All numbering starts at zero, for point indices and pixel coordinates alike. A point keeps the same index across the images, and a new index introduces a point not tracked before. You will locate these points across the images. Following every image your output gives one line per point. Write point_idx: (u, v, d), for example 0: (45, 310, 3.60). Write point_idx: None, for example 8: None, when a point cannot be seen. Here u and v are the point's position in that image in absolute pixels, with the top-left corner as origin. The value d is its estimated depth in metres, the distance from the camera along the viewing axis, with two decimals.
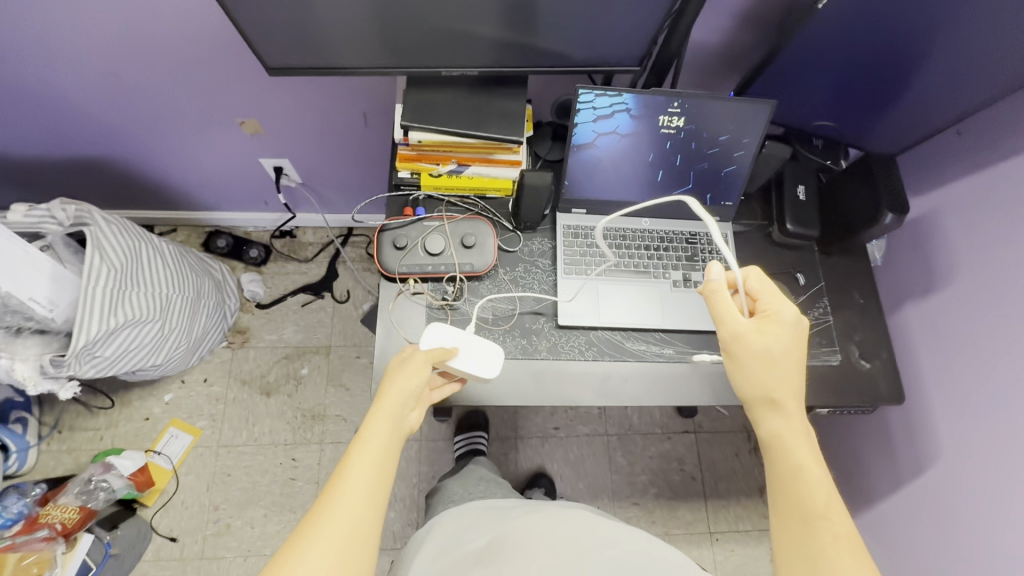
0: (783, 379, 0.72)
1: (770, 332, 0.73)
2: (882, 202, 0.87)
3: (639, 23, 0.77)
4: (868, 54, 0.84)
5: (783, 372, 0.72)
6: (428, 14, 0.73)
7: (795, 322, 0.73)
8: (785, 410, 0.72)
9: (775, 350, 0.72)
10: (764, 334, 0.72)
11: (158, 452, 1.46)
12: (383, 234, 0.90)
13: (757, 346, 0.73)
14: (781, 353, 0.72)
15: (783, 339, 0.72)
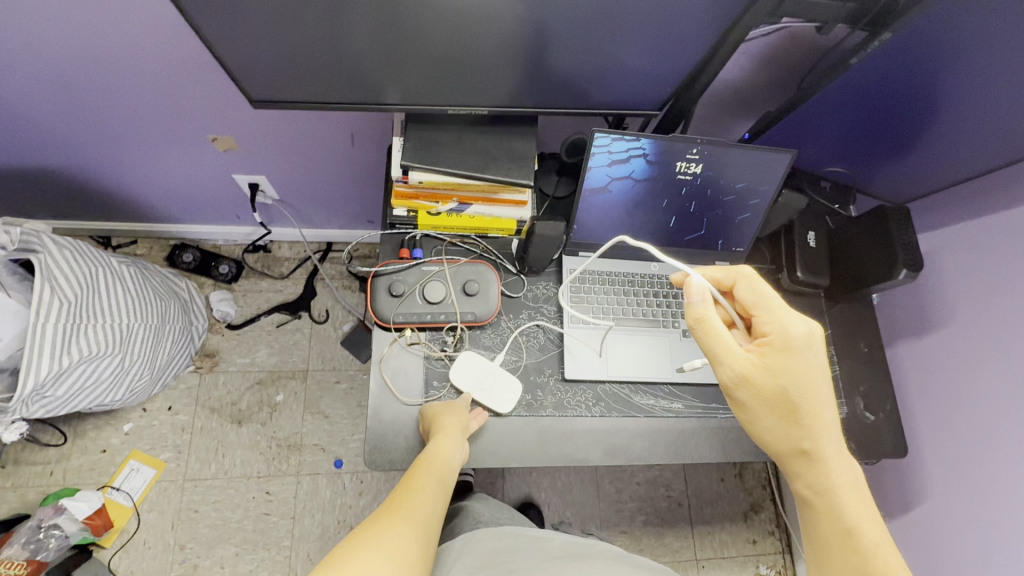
0: (807, 420, 0.64)
1: (775, 365, 0.64)
2: (896, 256, 0.86)
3: (662, 68, 0.72)
4: (884, 116, 0.82)
5: (803, 409, 0.64)
6: (434, 52, 0.67)
7: (802, 342, 0.64)
8: (817, 456, 0.64)
9: (789, 388, 0.63)
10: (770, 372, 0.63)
11: (117, 487, 1.35)
12: (378, 278, 0.83)
13: (773, 389, 0.64)
14: (801, 386, 0.64)
15: (794, 373, 0.63)
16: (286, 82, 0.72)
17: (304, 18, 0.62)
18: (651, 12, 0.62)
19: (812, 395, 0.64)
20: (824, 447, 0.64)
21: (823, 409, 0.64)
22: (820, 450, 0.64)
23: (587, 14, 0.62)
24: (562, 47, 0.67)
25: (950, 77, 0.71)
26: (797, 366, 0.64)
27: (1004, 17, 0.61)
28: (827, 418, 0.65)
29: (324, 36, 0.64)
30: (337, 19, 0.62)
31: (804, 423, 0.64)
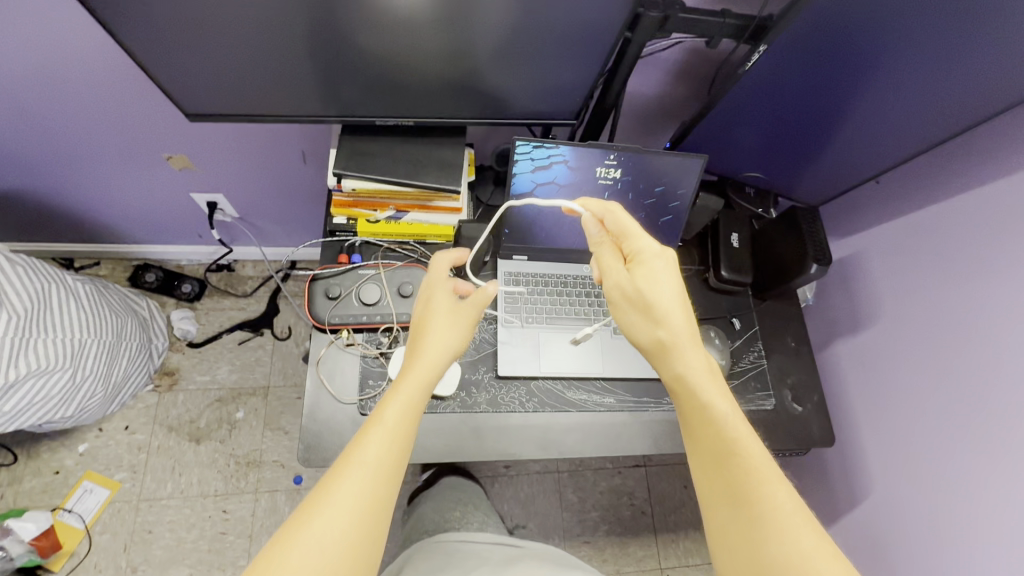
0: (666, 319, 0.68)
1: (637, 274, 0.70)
2: (808, 252, 0.91)
3: (573, 82, 0.78)
4: (785, 129, 0.90)
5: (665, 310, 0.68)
6: (355, 67, 0.73)
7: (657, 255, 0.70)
8: (683, 352, 0.67)
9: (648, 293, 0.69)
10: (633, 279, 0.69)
11: (69, 509, 1.33)
12: (315, 282, 0.86)
13: (623, 295, 0.71)
14: (652, 290, 0.69)
15: (650, 281, 0.69)
16: (221, 96, 0.77)
17: (230, 36, 0.67)
18: (551, 29, 0.68)
19: (658, 297, 0.68)
20: (678, 341, 0.67)
21: (673, 307, 0.68)
22: (677, 347, 0.67)
23: (492, 31, 0.68)
24: (474, 62, 0.73)
25: (845, 79, 0.76)
26: (646, 273, 0.70)
27: (884, 22, 0.67)
28: (679, 314, 0.68)
29: (251, 52, 0.69)
30: (261, 37, 0.67)
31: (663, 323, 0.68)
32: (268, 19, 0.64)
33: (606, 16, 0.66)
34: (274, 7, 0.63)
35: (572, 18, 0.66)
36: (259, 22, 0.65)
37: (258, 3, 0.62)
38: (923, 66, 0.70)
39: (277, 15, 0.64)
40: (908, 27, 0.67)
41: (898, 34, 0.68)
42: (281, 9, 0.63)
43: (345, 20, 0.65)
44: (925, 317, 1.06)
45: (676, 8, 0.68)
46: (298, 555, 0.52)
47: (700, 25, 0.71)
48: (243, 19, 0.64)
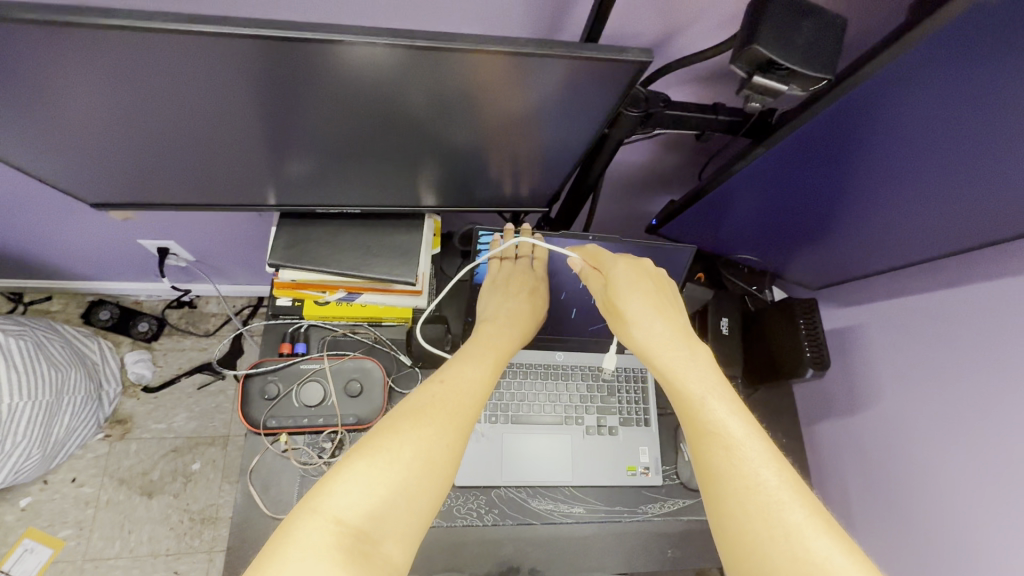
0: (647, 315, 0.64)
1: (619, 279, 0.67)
2: (805, 354, 0.82)
3: (543, 173, 0.68)
4: (782, 219, 0.80)
5: (642, 305, 0.65)
6: (282, 161, 0.63)
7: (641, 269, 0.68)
8: (665, 341, 0.62)
9: (625, 292, 0.66)
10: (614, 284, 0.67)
11: (7, 571, 1.25)
12: (250, 378, 0.77)
13: (602, 300, 0.70)
14: (630, 290, 0.66)
15: (630, 284, 0.66)
16: (139, 180, 0.67)
17: (139, 137, 0.57)
18: (518, 133, 0.59)
19: (624, 296, 0.66)
20: (657, 338, 0.62)
21: (634, 304, 0.65)
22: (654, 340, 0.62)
23: (454, 136, 0.59)
24: (436, 161, 0.63)
25: (846, 180, 0.65)
26: (621, 282, 0.67)
27: (884, 153, 0.58)
28: (646, 314, 0.64)
29: (170, 149, 0.60)
30: (179, 139, 0.58)
31: (643, 318, 0.64)
32: (186, 124, 0.55)
33: (578, 122, 0.57)
34: (196, 116, 0.54)
35: (541, 123, 0.57)
36: (175, 127, 0.55)
37: (172, 112, 0.53)
38: (930, 180, 0.59)
39: (201, 121, 0.55)
40: (922, 147, 0.55)
41: (908, 152, 0.56)
42: (202, 116, 0.54)
43: (294, 128, 0.56)
44: (886, 418, 0.95)
45: (660, 102, 0.59)
46: (389, 464, 0.52)
47: (687, 121, 0.62)
48: (156, 124, 0.55)
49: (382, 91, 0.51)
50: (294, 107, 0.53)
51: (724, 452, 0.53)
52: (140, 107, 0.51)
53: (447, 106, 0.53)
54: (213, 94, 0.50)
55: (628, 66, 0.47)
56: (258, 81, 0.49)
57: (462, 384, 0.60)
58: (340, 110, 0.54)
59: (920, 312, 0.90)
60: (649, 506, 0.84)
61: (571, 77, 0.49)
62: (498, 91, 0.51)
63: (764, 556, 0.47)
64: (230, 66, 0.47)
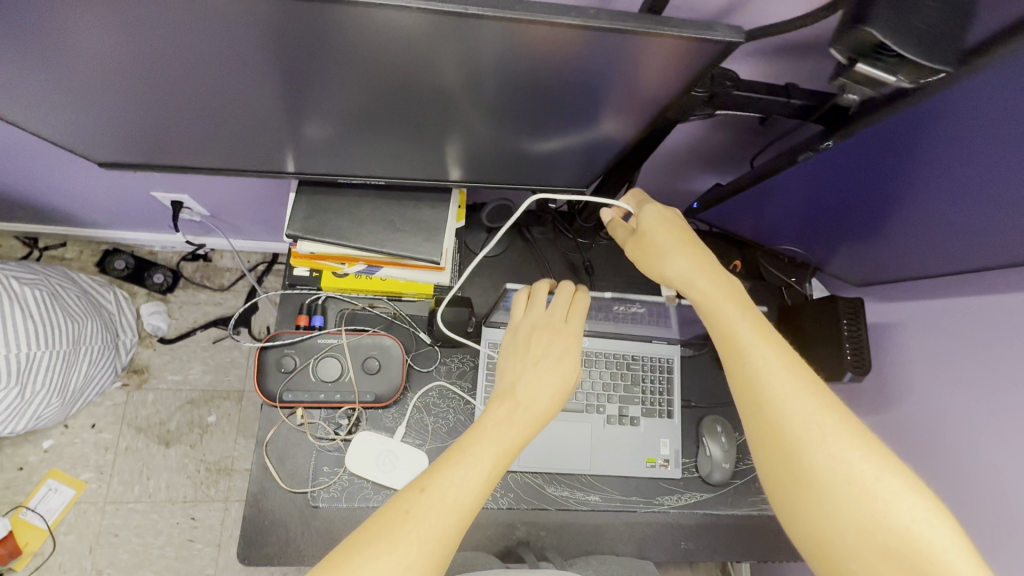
0: (680, 254, 0.62)
1: (649, 222, 0.65)
2: (844, 357, 0.78)
3: (583, 152, 0.63)
4: (828, 214, 0.74)
5: (674, 245, 0.63)
6: (300, 126, 0.58)
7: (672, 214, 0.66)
8: (699, 272, 0.61)
9: (657, 234, 0.64)
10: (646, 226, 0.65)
11: (32, 509, 1.30)
12: (266, 351, 0.74)
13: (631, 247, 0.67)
14: (660, 230, 0.64)
15: (661, 225, 0.64)
16: (150, 142, 0.62)
17: (150, 97, 0.52)
18: (559, 111, 0.53)
19: (656, 236, 0.64)
20: (691, 270, 0.61)
21: (666, 238, 0.63)
22: (688, 273, 0.61)
23: (486, 110, 0.53)
24: (468, 136, 0.58)
25: (914, 184, 0.58)
26: (651, 225, 0.65)
27: (944, 167, 0.52)
28: (678, 249, 0.62)
29: (183, 110, 0.55)
30: (190, 100, 0.53)
31: (677, 252, 0.62)
32: (199, 85, 0.50)
33: (629, 100, 0.51)
34: (210, 77, 0.49)
35: (587, 102, 0.51)
36: (188, 87, 0.50)
37: (184, 72, 0.48)
38: (1010, 200, 0.51)
39: (216, 83, 0.50)
40: (999, 165, 0.48)
41: (994, 170, 0.49)
42: (217, 78, 0.49)
43: (318, 96, 0.52)
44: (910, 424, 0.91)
45: (727, 81, 0.54)
46: None
47: (756, 103, 0.56)
48: (167, 84, 0.50)
49: (415, 61, 0.46)
50: (320, 74, 0.48)
51: (763, 361, 0.53)
52: (150, 65, 0.47)
53: (487, 80, 0.48)
54: (229, 54, 0.45)
55: (701, 44, 0.42)
56: (282, 44, 0.44)
57: (442, 495, 0.49)
58: (363, 78, 0.48)
59: (961, 313, 0.84)
60: (666, 498, 0.83)
61: (626, 54, 0.44)
62: (549, 67, 0.46)
63: (797, 456, 0.49)
64: (251, 25, 0.42)
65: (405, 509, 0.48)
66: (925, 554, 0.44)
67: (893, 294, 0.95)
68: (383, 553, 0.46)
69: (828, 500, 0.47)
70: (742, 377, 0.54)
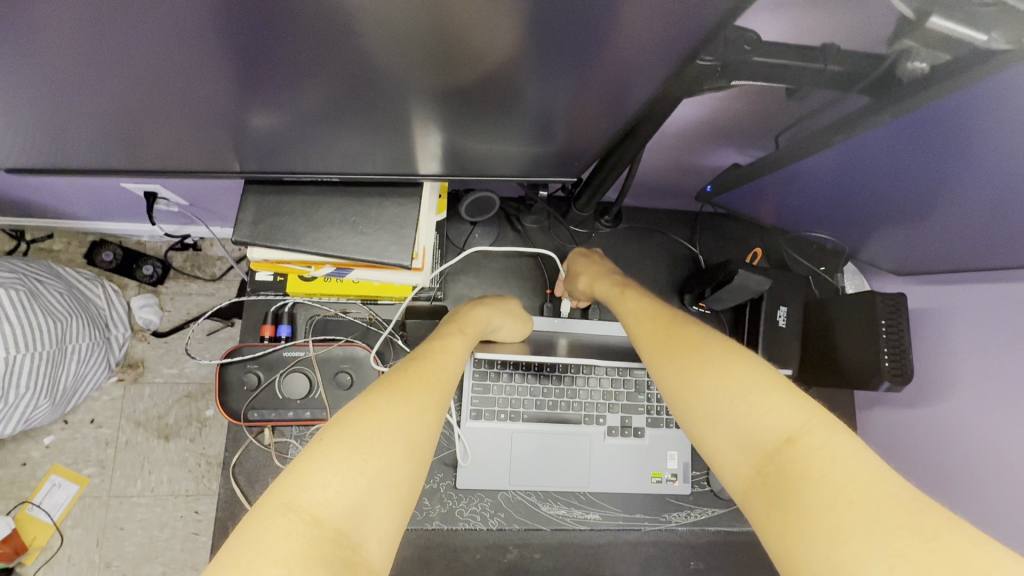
0: (593, 273, 0.73)
1: (579, 261, 0.76)
2: (883, 364, 0.67)
3: (573, 135, 0.53)
4: (862, 199, 0.63)
5: (587, 267, 0.74)
6: (233, 118, 0.49)
7: (593, 253, 0.77)
8: (604, 275, 0.72)
9: (580, 267, 0.75)
10: (576, 265, 0.75)
11: (38, 504, 1.30)
12: (227, 367, 0.68)
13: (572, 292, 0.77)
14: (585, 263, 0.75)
15: (589, 261, 0.75)
16: (72, 144, 0.54)
17: (48, 93, 0.44)
18: (549, 89, 0.44)
19: (579, 270, 0.75)
20: (598, 275, 0.73)
21: (581, 263, 0.75)
22: (593, 279, 0.73)
23: (459, 93, 0.45)
24: (441, 125, 0.50)
25: (981, 173, 0.47)
26: (580, 263, 0.75)
27: None
28: (592, 266, 0.74)
29: (90, 106, 0.46)
30: (98, 95, 0.44)
31: (593, 270, 0.73)
32: (109, 76, 0.42)
33: (631, 75, 0.42)
34: (117, 67, 0.41)
35: (584, 78, 0.42)
36: (90, 78, 0.42)
37: (86, 62, 0.40)
38: None
39: (132, 77, 0.42)
40: None
41: None
42: (127, 67, 0.41)
43: (266, 87, 0.44)
44: (940, 427, 0.79)
45: (743, 46, 0.43)
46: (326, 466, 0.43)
47: (781, 72, 0.45)
48: (61, 76, 0.41)
49: (390, 37, 0.38)
50: (260, 59, 0.40)
51: (645, 321, 0.64)
52: (38, 57, 0.39)
53: (463, 57, 0.40)
54: (140, 37, 0.37)
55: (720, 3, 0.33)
56: (220, 23, 0.36)
57: (395, 409, 0.48)
58: (308, 52, 0.39)
59: (1010, 300, 0.70)
60: (673, 515, 0.75)
61: (633, 18, 0.35)
62: (530, 32, 0.37)
63: (664, 388, 0.57)
64: (171, 5, 0.34)
65: (364, 412, 0.48)
66: (751, 427, 0.48)
67: (931, 278, 0.82)
68: (341, 449, 0.44)
69: (690, 406, 0.53)
70: (636, 333, 0.64)
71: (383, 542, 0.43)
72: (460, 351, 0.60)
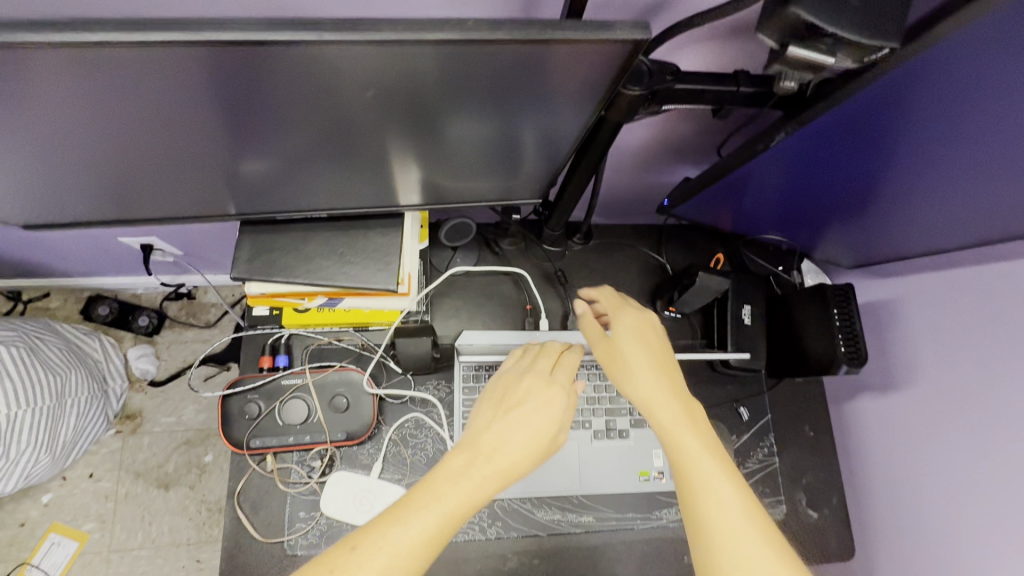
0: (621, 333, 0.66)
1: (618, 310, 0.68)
2: (840, 350, 0.73)
3: (535, 161, 0.60)
4: (809, 198, 0.70)
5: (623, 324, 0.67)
6: (230, 167, 0.55)
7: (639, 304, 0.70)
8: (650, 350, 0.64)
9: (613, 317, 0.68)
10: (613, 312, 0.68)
11: (37, 565, 1.29)
12: (229, 398, 0.72)
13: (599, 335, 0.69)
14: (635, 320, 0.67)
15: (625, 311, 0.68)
16: (84, 198, 0.60)
17: (67, 156, 0.50)
18: (509, 121, 0.51)
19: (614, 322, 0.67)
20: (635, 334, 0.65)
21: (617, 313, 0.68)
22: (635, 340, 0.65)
23: (429, 132, 0.51)
24: (419, 160, 0.57)
25: (898, 155, 0.54)
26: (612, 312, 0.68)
27: (930, 121, 0.48)
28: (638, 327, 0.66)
29: (103, 164, 0.53)
30: (109, 155, 0.50)
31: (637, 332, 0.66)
32: (123, 136, 0.48)
33: (577, 104, 0.49)
34: (129, 131, 0.47)
35: (539, 107, 0.49)
36: (105, 142, 0.48)
37: (102, 129, 0.46)
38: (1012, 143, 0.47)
39: (141, 139, 0.48)
40: (988, 106, 0.44)
41: (982, 112, 0.45)
42: (138, 129, 0.47)
43: (260, 140, 0.50)
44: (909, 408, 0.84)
45: (669, 74, 0.50)
46: None
47: (705, 95, 0.52)
48: (80, 140, 0.47)
49: (367, 91, 0.44)
50: (257, 113, 0.46)
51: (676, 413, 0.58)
52: (59, 128, 0.45)
53: (431, 99, 0.46)
54: (150, 105, 0.43)
55: (626, 36, 0.39)
56: (221, 85, 0.42)
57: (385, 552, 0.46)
58: (296, 108, 0.46)
59: None
60: (664, 511, 0.79)
61: (571, 60, 0.42)
62: (485, 81, 0.44)
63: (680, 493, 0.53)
64: (177, 78, 0.41)
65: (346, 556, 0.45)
66: None
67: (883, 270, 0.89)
68: None
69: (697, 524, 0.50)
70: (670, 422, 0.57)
71: None
72: (503, 463, 0.53)
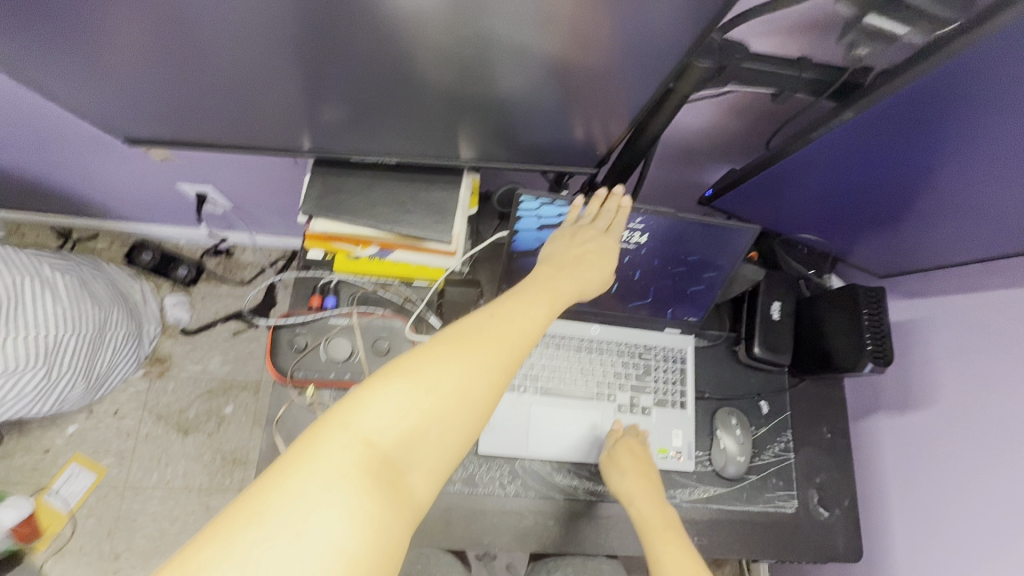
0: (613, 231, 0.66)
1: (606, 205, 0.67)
2: (866, 347, 0.75)
3: (597, 129, 0.64)
4: (852, 199, 0.73)
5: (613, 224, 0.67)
6: (315, 100, 0.59)
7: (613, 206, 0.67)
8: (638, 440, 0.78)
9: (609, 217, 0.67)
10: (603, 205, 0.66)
11: (55, 492, 1.33)
12: (279, 329, 0.76)
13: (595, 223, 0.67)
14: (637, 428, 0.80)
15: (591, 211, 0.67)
16: (177, 118, 0.65)
17: (178, 71, 0.55)
18: (580, 82, 0.54)
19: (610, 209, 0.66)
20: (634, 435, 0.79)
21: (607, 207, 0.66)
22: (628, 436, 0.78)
23: (505, 85, 0.55)
24: (489, 114, 0.60)
25: (944, 154, 0.57)
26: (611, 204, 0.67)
27: (980, 116, 0.50)
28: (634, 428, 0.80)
29: (203, 84, 0.57)
30: (216, 74, 0.55)
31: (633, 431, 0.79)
32: (231, 57, 0.53)
33: (648, 70, 0.52)
34: (237, 49, 0.51)
35: (613, 69, 0.52)
36: (214, 60, 0.53)
37: (214, 46, 0.51)
38: None
39: (245, 60, 0.53)
40: None
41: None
42: (246, 50, 0.51)
43: (347, 75, 0.54)
44: (926, 417, 0.86)
45: (737, 53, 0.54)
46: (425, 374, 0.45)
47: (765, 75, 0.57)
48: (194, 55, 0.52)
49: (456, 35, 0.48)
50: (342, 44, 0.50)
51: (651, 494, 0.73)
52: (179, 40, 0.50)
53: (513, 49, 0.50)
54: (262, 27, 0.48)
55: (708, 2, 0.43)
56: (329, 12, 0.46)
57: (508, 325, 0.50)
58: (386, 45, 0.50)
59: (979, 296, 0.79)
60: (679, 491, 0.80)
61: (652, 20, 0.45)
62: (568, 35, 0.48)
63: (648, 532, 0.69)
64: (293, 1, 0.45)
65: (469, 328, 0.49)
66: None
67: (912, 283, 0.91)
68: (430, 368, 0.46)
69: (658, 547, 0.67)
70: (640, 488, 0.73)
71: (434, 474, 0.45)
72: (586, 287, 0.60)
